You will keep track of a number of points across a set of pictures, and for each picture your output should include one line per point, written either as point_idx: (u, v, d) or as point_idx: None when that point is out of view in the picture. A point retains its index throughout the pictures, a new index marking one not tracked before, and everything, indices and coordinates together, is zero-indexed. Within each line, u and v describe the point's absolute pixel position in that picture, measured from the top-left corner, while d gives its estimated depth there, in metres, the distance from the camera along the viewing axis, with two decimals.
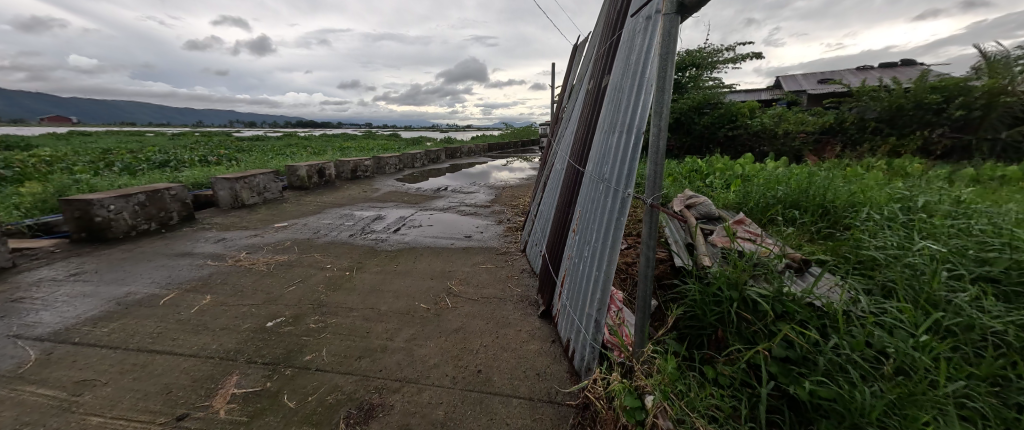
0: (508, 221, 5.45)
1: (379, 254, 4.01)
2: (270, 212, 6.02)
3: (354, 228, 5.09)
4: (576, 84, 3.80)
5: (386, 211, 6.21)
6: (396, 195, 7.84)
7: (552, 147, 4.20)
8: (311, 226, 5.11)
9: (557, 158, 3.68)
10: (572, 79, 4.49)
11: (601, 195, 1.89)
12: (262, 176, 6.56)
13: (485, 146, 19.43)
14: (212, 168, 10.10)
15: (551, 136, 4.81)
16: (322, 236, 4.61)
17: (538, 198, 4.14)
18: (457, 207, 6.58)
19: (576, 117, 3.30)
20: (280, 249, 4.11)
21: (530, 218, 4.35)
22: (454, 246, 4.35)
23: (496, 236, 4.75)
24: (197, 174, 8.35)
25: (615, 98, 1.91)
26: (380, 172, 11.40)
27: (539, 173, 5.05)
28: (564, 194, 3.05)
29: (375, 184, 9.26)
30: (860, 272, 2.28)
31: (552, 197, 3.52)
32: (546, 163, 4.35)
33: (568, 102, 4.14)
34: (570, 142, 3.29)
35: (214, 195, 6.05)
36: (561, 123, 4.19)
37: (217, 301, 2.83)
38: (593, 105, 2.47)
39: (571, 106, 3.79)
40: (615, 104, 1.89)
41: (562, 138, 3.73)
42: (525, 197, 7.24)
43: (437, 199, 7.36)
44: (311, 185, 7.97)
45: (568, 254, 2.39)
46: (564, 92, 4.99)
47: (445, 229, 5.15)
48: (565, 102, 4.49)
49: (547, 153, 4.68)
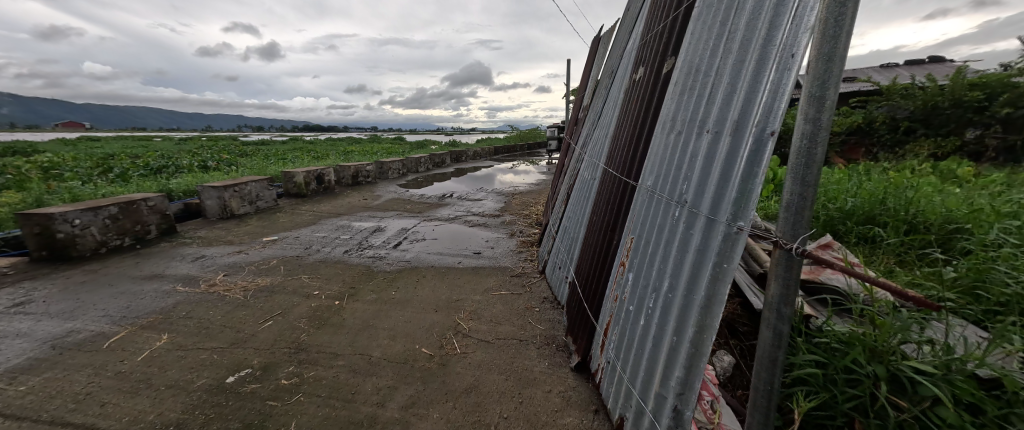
0: (520, 234, 4.91)
1: (375, 276, 3.48)
2: (260, 223, 5.54)
3: (349, 243, 4.58)
4: (606, 81, 3.27)
5: (386, 222, 5.71)
6: (398, 202, 7.35)
7: (575, 152, 3.67)
8: (302, 240, 4.61)
9: (584, 166, 3.13)
10: (596, 76, 3.97)
11: (673, 222, 1.32)
12: (255, 184, 6.11)
13: (491, 149, 18.96)
14: (209, 175, 9.72)
15: (571, 142, 4.28)
16: (312, 253, 4.10)
17: (558, 212, 3.59)
18: (464, 217, 6.05)
19: (610, 119, 2.76)
20: (264, 270, 3.60)
21: (548, 234, 3.79)
22: (461, 264, 3.82)
23: (509, 252, 4.20)
24: (191, 181, 7.94)
25: (692, 86, 1.36)
26: (383, 177, 10.94)
27: (557, 183, 4.52)
28: (597, 212, 2.49)
29: (377, 190, 8.79)
30: (1016, 322, 1.67)
31: (579, 212, 2.96)
32: (567, 172, 3.82)
33: (593, 102, 3.61)
34: (603, 148, 2.74)
35: (202, 204, 5.60)
36: (584, 125, 3.66)
37: (173, 344, 2.31)
38: (644, 101, 1.92)
39: (600, 105, 3.24)
40: (693, 93, 1.34)
41: (589, 144, 3.18)
42: (537, 205, 6.70)
43: (442, 207, 6.85)
44: (308, 192, 7.51)
45: (611, 294, 1.82)
46: (585, 93, 4.47)
47: (450, 244, 4.61)
48: (588, 103, 3.97)
49: (566, 161, 4.15)
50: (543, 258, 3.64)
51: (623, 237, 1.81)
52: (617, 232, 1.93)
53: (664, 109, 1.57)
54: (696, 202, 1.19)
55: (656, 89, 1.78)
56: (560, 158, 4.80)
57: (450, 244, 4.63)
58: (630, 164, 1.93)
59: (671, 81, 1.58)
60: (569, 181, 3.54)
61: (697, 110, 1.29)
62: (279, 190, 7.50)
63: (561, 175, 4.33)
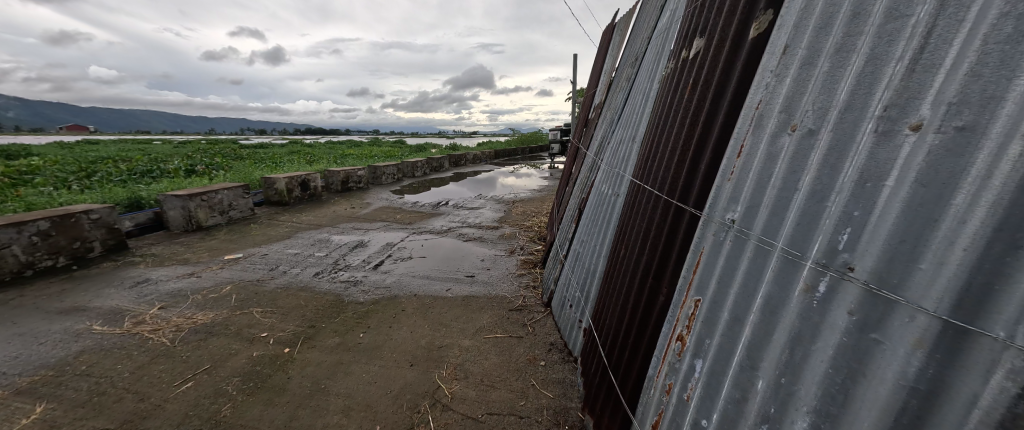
0: (522, 252, 4.28)
1: (344, 310, 2.85)
2: (228, 236, 4.94)
3: (324, 262, 3.98)
4: (624, 75, 2.70)
5: (371, 236, 5.11)
6: (387, 211, 6.74)
7: (586, 162, 3.08)
8: (269, 259, 4.00)
9: (599, 180, 2.54)
10: (608, 74, 3.41)
11: (807, 302, 0.76)
12: (227, 192, 5.52)
13: (491, 152, 18.33)
14: (189, 180, 9.14)
15: (580, 148, 3.70)
16: (276, 277, 3.49)
17: (564, 234, 2.99)
18: (458, 229, 5.45)
19: (633, 120, 2.17)
20: (211, 301, 2.99)
21: (553, 258, 3.16)
22: (450, 292, 3.19)
23: (508, 276, 3.56)
24: (167, 187, 7.38)
25: (844, 59, 0.80)
26: (376, 183, 10.36)
27: (564, 195, 3.91)
28: (621, 243, 1.88)
29: (368, 197, 8.20)
30: None
31: (594, 235, 2.34)
32: (575, 185, 3.24)
33: (608, 102, 3.04)
34: (625, 156, 2.14)
35: (165, 215, 5.02)
36: (598, 129, 3.07)
37: (44, 422, 1.70)
38: (694, 90, 1.32)
39: (618, 101, 2.64)
40: (848, 74, 0.78)
41: (604, 152, 2.59)
42: (540, 215, 6.08)
43: (435, 218, 6.24)
44: (290, 200, 6.92)
45: (657, 382, 1.18)
46: (595, 93, 3.89)
47: (440, 264, 3.98)
48: (601, 104, 3.40)
49: (575, 172, 3.56)
50: (546, 288, 3.00)
51: (676, 293, 1.20)
52: (659, 282, 1.32)
53: (759, 101, 1.00)
54: (891, 278, 0.62)
55: (718, 70, 1.19)
56: (568, 168, 4.21)
57: (439, 263, 4.01)
58: (675, 181, 1.31)
59: (767, 58, 1.02)
60: (578, 197, 2.95)
61: (866, 101, 0.73)
62: (259, 198, 6.91)
63: (569, 186, 3.73)
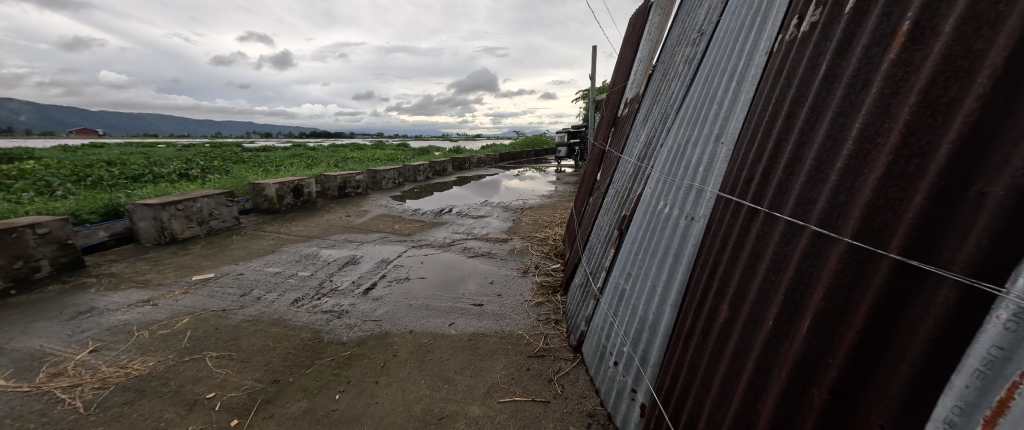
0: (537, 274, 3.67)
1: (319, 356, 2.26)
2: (204, 250, 4.39)
3: (307, 284, 3.42)
4: (680, 58, 2.08)
5: (365, 250, 4.55)
6: (385, 220, 6.17)
7: (625, 169, 2.46)
8: (243, 281, 3.43)
9: (647, 192, 1.92)
10: (646, 61, 2.79)
11: None
12: (207, 200, 5.01)
13: (496, 155, 17.80)
14: (179, 184, 8.67)
15: (611, 153, 3.08)
16: (245, 307, 2.91)
17: (598, 260, 2.37)
18: (463, 241, 4.88)
19: (706, 111, 1.54)
20: (157, 340, 2.41)
21: (581, 288, 2.55)
22: (454, 329, 2.59)
23: (524, 307, 2.96)
24: (150, 194, 6.89)
25: None
26: (376, 187, 9.85)
27: (588, 209, 3.29)
28: (698, 290, 1.25)
29: (366, 204, 7.67)
30: None
31: (645, 268, 1.72)
32: (609, 199, 2.62)
33: (652, 95, 2.42)
34: (695, 161, 1.51)
35: (135, 226, 4.50)
36: (639, 128, 2.46)
37: None
38: (921, 41, 0.70)
39: (673, 91, 2.03)
40: None
41: (655, 155, 1.97)
42: (553, 226, 5.50)
43: (437, 228, 5.69)
44: (282, 208, 6.44)
45: None
46: (625, 86, 3.27)
47: (442, 287, 3.39)
48: (637, 98, 2.78)
49: (606, 180, 2.94)
50: (575, 327, 2.39)
51: None
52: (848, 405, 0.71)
53: None
54: None
55: None
56: (592, 176, 3.60)
57: (441, 286, 3.42)
58: (881, 209, 0.70)
59: None
60: (616, 213, 2.33)
61: None
62: (246, 205, 6.36)
63: (595, 199, 3.12)
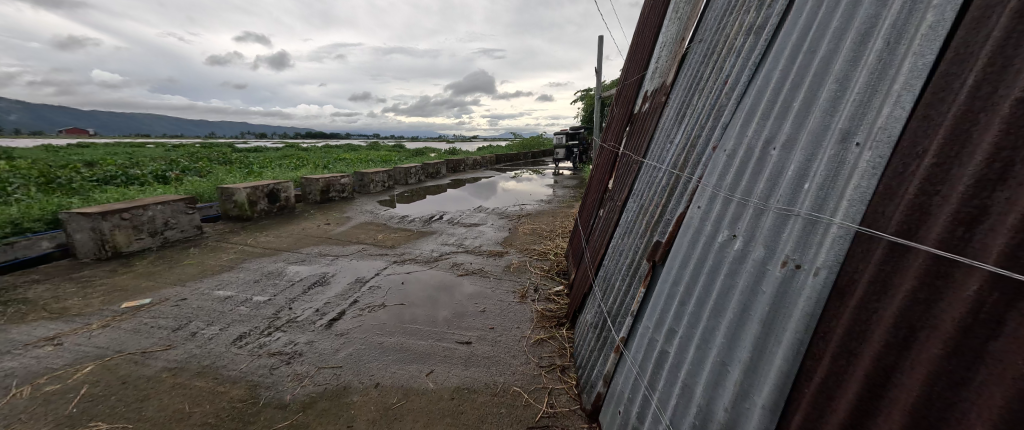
0: (537, 300, 3.10)
1: (247, 427, 1.69)
2: (152, 267, 3.80)
3: (261, 313, 2.85)
4: (736, 26, 1.51)
5: (340, 266, 3.99)
6: (367, 229, 5.59)
7: (653, 178, 1.90)
8: (182, 311, 2.85)
9: (696, 213, 1.35)
10: (674, 42, 2.23)
11: None
12: (162, 207, 4.47)
13: (492, 157, 17.28)
14: (149, 187, 8.04)
15: (628, 156, 2.52)
16: (173, 349, 2.33)
17: (619, 297, 1.80)
18: (452, 255, 4.33)
19: (809, 92, 0.98)
20: (36, 403, 1.83)
21: (595, 330, 1.98)
22: (431, 381, 2.03)
23: (522, 347, 2.40)
24: (110, 199, 6.27)
25: None
26: (364, 191, 9.29)
27: (600, 225, 2.73)
28: (840, 413, 0.69)
29: (351, 210, 7.10)
30: None
31: (700, 330, 1.15)
32: (630, 216, 2.06)
33: (689, 81, 1.85)
34: (794, 171, 0.94)
35: (71, 239, 3.90)
36: (670, 126, 1.91)
37: None
38: None
39: (725, 73, 1.48)
40: None
41: (707, 161, 1.40)
42: (554, 237, 4.96)
43: (426, 238, 5.14)
44: (254, 215, 5.85)
45: None
46: (645, 76, 2.71)
47: (423, 317, 2.81)
48: (662, 89, 2.22)
49: (623, 190, 2.37)
50: (589, 385, 1.81)
51: None
52: None
53: None
54: None
55: None
56: (604, 184, 3.03)
57: (422, 316, 2.84)
58: None
59: None
60: (643, 237, 1.77)
61: None
62: (213, 212, 5.77)
63: (609, 214, 2.56)
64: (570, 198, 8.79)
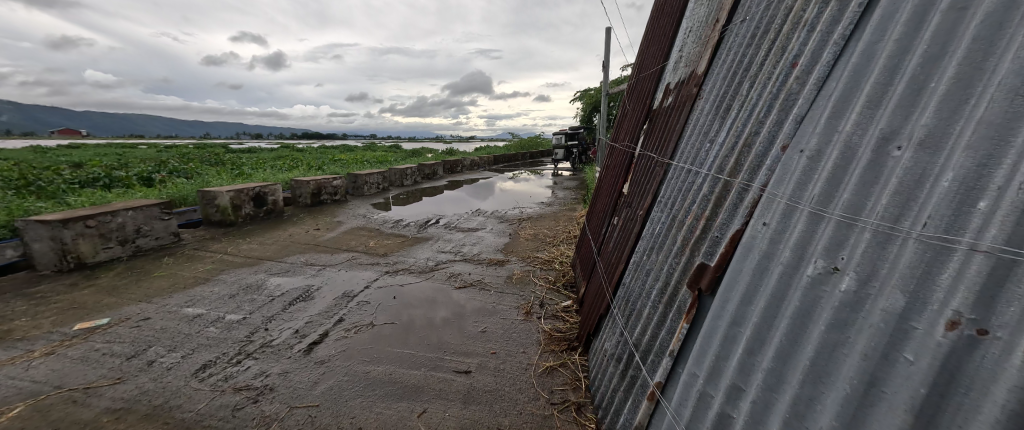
0: (543, 318, 2.79)
1: None
2: (118, 280, 3.46)
3: (233, 335, 2.53)
4: None
5: (327, 277, 3.67)
6: (358, 235, 5.26)
7: (688, 185, 1.59)
8: (142, 334, 2.51)
9: (763, 232, 1.04)
10: (703, 25, 1.93)
11: None
12: (133, 213, 4.12)
13: (490, 158, 16.97)
14: (130, 190, 7.65)
15: (649, 157, 2.22)
16: (122, 383, 2.00)
17: (651, 329, 1.48)
18: (449, 264, 4.02)
19: (964, 66, 0.67)
20: None
21: (618, 365, 1.68)
22: (423, 424, 1.71)
23: (528, 377, 2.09)
24: (84, 203, 5.90)
25: None
26: (357, 193, 8.95)
27: (616, 236, 2.42)
28: None
29: (343, 214, 6.77)
30: None
31: (785, 397, 0.84)
32: (659, 229, 1.75)
33: (730, 68, 1.55)
34: (951, 181, 0.63)
35: (29, 249, 3.56)
36: (708, 121, 1.60)
37: None
38: None
39: (791, 53, 1.17)
40: None
41: (772, 165, 1.10)
42: (558, 243, 4.66)
43: (421, 245, 4.82)
44: (238, 220, 5.51)
45: None
46: (665, 67, 2.41)
47: (415, 331, 2.60)
48: (691, 80, 1.92)
49: (645, 197, 2.06)
50: None
51: None
52: None
53: None
54: None
55: None
56: (619, 189, 2.73)
57: (414, 329, 2.62)
58: None
59: None
60: (679, 256, 1.46)
61: None
62: (194, 217, 5.42)
63: (627, 224, 2.25)
64: (572, 200, 8.48)
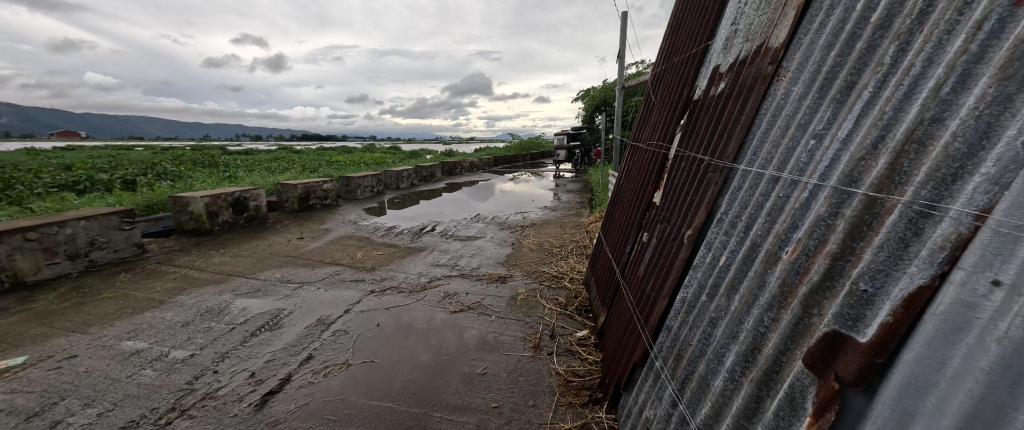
0: (555, 355, 2.30)
1: None
2: (57, 302, 2.97)
3: (173, 380, 2.05)
4: None
5: (303, 297, 3.19)
6: (345, 245, 4.78)
7: (775, 200, 1.11)
8: (57, 382, 2.01)
9: (1002, 303, 0.56)
10: None
11: None
12: (86, 223, 3.63)
13: (490, 159, 16.50)
14: (104, 195, 7.15)
15: (694, 159, 1.74)
16: None
17: (731, 418, 1.00)
18: (444, 281, 3.54)
19: None
20: None
21: None
22: None
23: None
24: (46, 210, 5.39)
25: None
26: (350, 197, 8.47)
27: (648, 258, 1.94)
28: None
29: (331, 220, 6.29)
30: None
31: None
32: (725, 260, 1.26)
33: (844, 32, 1.07)
34: None
35: None
36: (805, 110, 1.11)
37: None
38: None
39: None
40: None
41: (999, 176, 0.61)
42: (566, 255, 4.18)
43: (413, 257, 4.34)
44: (213, 228, 5.03)
45: None
46: (710, 48, 1.95)
47: (405, 346, 2.43)
48: (758, 57, 1.45)
49: (694, 212, 1.58)
50: None
51: None
52: None
53: None
54: None
55: None
56: (648, 197, 2.26)
57: (414, 330, 2.62)
58: None
59: None
60: (774, 310, 0.97)
61: None
62: (165, 225, 5.04)
63: (665, 244, 1.78)
64: (577, 204, 8.00)
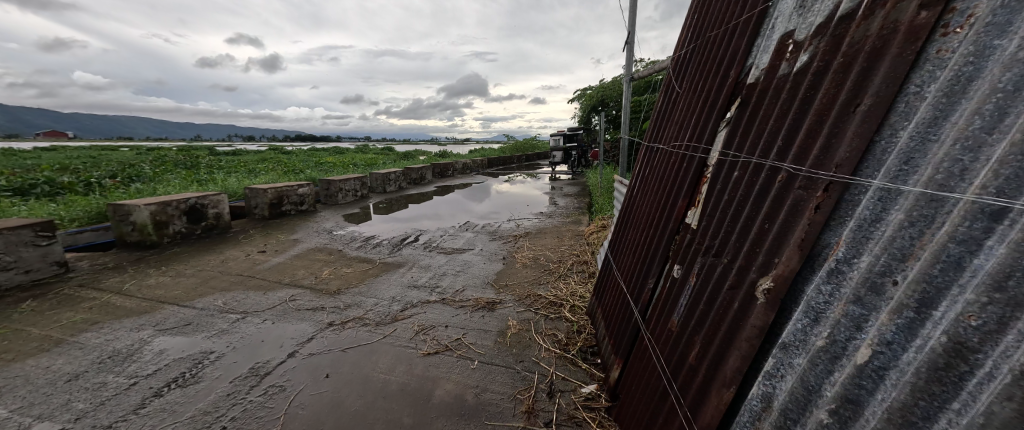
0: (554, 426, 1.73)
1: None
2: None
3: None
4: None
5: (241, 333, 2.59)
6: (312, 260, 4.18)
7: (1006, 260, 0.55)
8: None
9: None
10: None
11: None
12: None
13: (483, 161, 15.90)
14: (53, 202, 6.47)
15: (760, 167, 1.18)
16: None
17: None
18: (419, 309, 2.96)
19: None
20: None
21: None
22: None
23: None
24: None
25: None
26: (330, 202, 7.83)
27: (685, 307, 1.37)
28: None
29: (304, 229, 5.66)
30: None
31: None
32: (865, 358, 0.69)
33: None
34: None
35: None
36: None
37: None
38: None
39: None
40: None
41: None
42: (564, 275, 3.61)
43: (387, 276, 3.74)
44: (161, 240, 4.41)
45: None
46: (772, 11, 1.39)
47: (354, 410, 1.85)
48: (883, 4, 0.90)
49: (771, 252, 1.02)
50: None
51: None
52: None
53: None
54: None
55: None
56: (677, 217, 1.69)
57: (372, 384, 2.04)
58: None
59: None
60: None
61: None
62: (108, 237, 4.55)
63: (715, 291, 1.21)
64: (575, 209, 7.41)
